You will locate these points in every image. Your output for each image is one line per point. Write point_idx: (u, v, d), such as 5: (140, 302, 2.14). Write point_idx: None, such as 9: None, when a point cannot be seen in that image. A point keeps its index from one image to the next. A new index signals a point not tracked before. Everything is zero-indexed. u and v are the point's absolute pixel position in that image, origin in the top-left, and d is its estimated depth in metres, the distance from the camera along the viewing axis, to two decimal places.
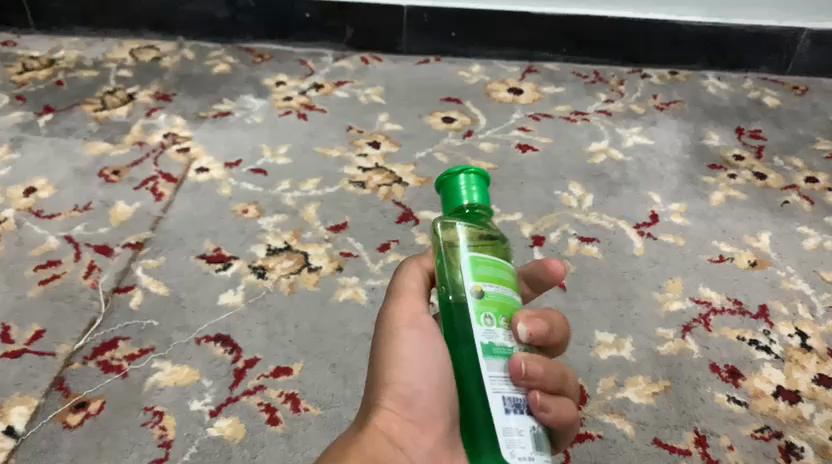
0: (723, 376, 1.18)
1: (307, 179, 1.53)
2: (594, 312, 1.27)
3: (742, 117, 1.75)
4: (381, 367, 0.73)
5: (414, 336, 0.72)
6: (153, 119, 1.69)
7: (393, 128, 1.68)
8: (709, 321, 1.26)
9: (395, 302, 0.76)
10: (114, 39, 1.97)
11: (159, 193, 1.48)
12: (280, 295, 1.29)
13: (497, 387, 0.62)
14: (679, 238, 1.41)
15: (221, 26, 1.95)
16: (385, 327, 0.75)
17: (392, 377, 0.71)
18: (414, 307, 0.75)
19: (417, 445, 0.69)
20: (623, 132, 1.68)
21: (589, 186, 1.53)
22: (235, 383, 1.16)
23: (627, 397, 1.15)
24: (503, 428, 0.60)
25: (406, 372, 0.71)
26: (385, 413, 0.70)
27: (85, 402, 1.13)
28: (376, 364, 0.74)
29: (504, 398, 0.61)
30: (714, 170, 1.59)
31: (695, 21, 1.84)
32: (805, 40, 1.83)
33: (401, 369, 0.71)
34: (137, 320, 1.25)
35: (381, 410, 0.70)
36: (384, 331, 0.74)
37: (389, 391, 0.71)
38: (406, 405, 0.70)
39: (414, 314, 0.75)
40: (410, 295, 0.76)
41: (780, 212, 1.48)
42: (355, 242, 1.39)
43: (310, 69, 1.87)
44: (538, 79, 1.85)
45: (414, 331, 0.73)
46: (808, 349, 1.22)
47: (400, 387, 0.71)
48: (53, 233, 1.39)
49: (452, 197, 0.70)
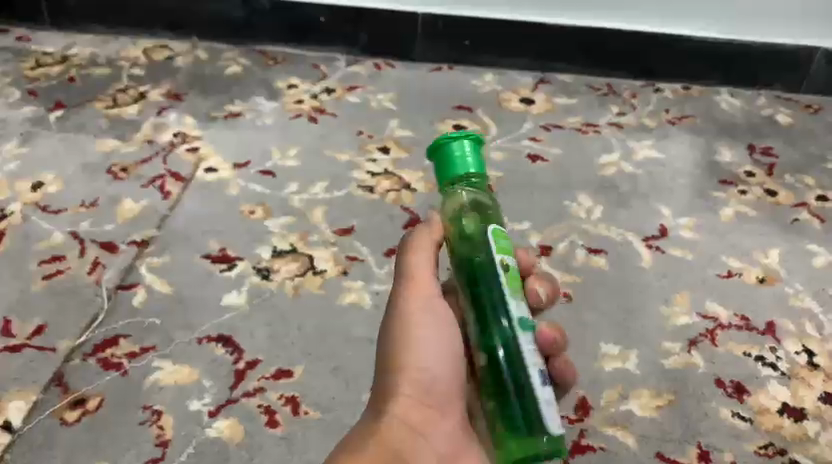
0: (728, 392, 1.17)
1: (315, 182, 1.52)
2: (600, 324, 1.25)
3: (754, 133, 1.74)
4: (397, 353, 0.75)
5: (430, 322, 0.75)
6: (163, 118, 1.69)
7: (403, 133, 1.68)
8: (715, 336, 1.24)
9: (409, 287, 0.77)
10: (128, 38, 1.98)
11: (167, 191, 1.48)
12: (284, 297, 1.28)
13: (534, 361, 0.69)
14: (688, 252, 1.40)
15: (236, 28, 1.95)
16: (400, 312, 0.76)
17: (408, 363, 0.75)
18: (427, 293, 0.77)
19: (434, 424, 0.75)
20: (634, 145, 1.67)
21: (598, 198, 1.52)
22: (235, 384, 1.16)
23: (630, 410, 1.14)
24: (544, 400, 0.68)
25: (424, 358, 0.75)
26: (403, 400, 0.74)
27: (83, 399, 1.12)
28: (390, 348, 0.76)
29: (541, 372, 0.69)
30: (724, 185, 1.57)
31: (710, 37, 1.83)
32: (820, 59, 1.83)
33: (418, 353, 0.75)
34: (140, 318, 1.24)
35: (400, 397, 0.74)
36: (398, 316, 0.76)
37: (408, 375, 0.74)
38: (424, 391, 0.74)
39: (429, 300, 0.76)
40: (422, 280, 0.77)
41: (791, 229, 1.47)
42: (361, 246, 1.39)
43: (323, 73, 1.87)
44: (550, 89, 1.85)
45: (431, 317, 0.76)
46: (815, 366, 1.21)
47: (417, 373, 0.75)
48: (59, 227, 1.39)
49: (446, 165, 0.74)
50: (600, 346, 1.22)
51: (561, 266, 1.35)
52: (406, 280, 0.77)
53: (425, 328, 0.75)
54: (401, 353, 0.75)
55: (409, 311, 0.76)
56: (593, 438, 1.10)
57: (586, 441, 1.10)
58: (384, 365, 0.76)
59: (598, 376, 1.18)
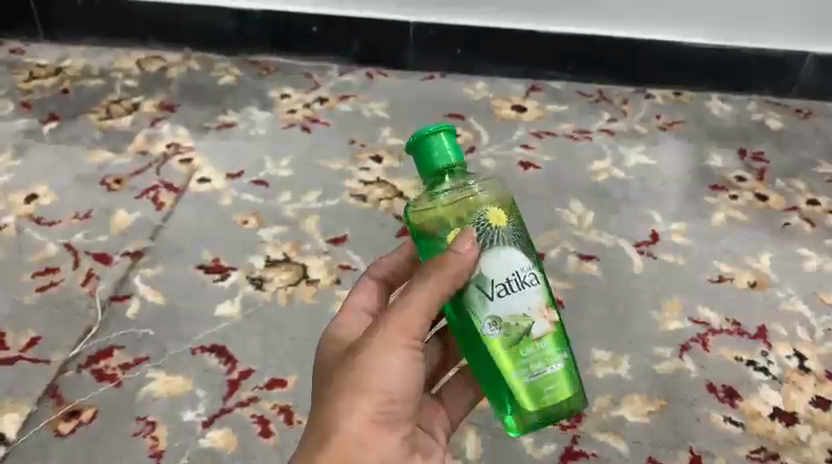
0: (720, 396, 1.17)
1: (308, 192, 1.53)
2: (592, 330, 1.26)
3: (744, 138, 1.75)
4: (362, 374, 0.68)
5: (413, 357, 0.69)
6: (156, 129, 1.70)
7: (396, 142, 1.69)
8: (707, 341, 1.25)
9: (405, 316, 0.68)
10: (122, 49, 1.99)
11: (160, 202, 1.49)
12: (277, 306, 1.29)
13: None
14: (679, 258, 1.41)
15: (229, 39, 1.96)
16: (388, 337, 0.68)
17: (379, 388, 0.68)
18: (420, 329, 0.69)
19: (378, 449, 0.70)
20: (625, 151, 1.68)
21: (590, 204, 1.53)
22: (229, 394, 1.16)
23: (623, 416, 1.14)
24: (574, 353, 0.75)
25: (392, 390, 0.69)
26: (363, 421, 0.68)
27: (77, 411, 1.13)
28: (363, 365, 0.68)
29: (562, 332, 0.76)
30: (715, 190, 1.58)
31: (700, 43, 1.84)
32: (809, 64, 1.83)
33: (386, 383, 0.68)
34: (134, 329, 1.24)
35: (360, 416, 0.68)
36: (385, 340, 0.68)
37: (370, 400, 0.68)
38: (383, 417, 0.69)
39: (413, 334, 0.69)
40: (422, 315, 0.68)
41: (781, 233, 1.48)
42: (354, 254, 1.39)
43: (315, 83, 1.88)
44: (541, 97, 1.86)
45: (410, 352, 0.69)
46: (806, 370, 1.21)
47: (384, 400, 0.68)
48: (53, 239, 1.40)
49: (427, 159, 0.70)
50: (592, 352, 1.23)
51: (553, 273, 1.36)
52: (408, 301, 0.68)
53: (402, 362, 0.68)
54: (365, 375, 0.68)
55: (390, 339, 0.68)
56: (586, 444, 1.11)
57: (578, 448, 1.10)
58: (344, 384, 0.68)
59: (590, 382, 1.18)
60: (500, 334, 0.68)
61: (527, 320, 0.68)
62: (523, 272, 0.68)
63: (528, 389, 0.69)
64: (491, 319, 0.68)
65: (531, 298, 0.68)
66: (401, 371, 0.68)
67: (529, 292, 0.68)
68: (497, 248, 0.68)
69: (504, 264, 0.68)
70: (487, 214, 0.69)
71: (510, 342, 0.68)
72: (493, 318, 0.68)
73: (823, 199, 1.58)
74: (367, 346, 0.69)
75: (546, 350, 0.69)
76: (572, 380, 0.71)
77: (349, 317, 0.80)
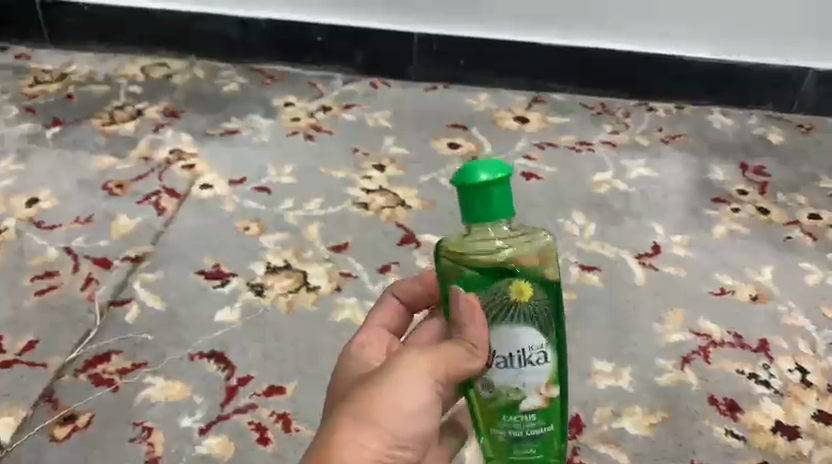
0: (721, 409, 1.16)
1: (311, 199, 1.53)
2: (593, 342, 1.25)
3: (747, 152, 1.75)
4: (377, 405, 0.64)
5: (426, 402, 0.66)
6: (159, 135, 1.70)
7: (398, 150, 1.69)
8: (709, 354, 1.24)
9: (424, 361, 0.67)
10: (126, 56, 1.99)
11: (162, 207, 1.49)
12: (276, 313, 1.28)
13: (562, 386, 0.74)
14: (680, 270, 1.40)
15: (233, 47, 1.97)
16: (405, 375, 0.66)
17: (388, 426, 0.64)
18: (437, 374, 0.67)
19: None
20: (628, 164, 1.68)
21: (592, 215, 1.53)
22: (226, 401, 1.15)
23: (623, 427, 1.13)
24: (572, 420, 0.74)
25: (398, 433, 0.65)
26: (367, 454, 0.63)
27: (73, 415, 1.12)
28: (378, 398, 0.64)
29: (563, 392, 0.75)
30: (717, 203, 1.58)
31: (703, 57, 1.85)
32: (812, 79, 1.84)
33: (394, 424, 0.64)
34: (132, 334, 1.24)
35: (366, 448, 0.63)
36: (402, 378, 0.66)
37: (378, 436, 0.63)
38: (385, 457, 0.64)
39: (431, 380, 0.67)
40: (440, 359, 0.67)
41: (783, 247, 1.47)
42: (355, 262, 1.39)
43: (319, 91, 1.89)
44: (544, 108, 1.86)
45: (425, 396, 0.66)
46: (808, 384, 1.20)
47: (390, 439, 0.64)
48: (54, 243, 1.39)
49: (486, 200, 0.64)
50: (593, 363, 1.22)
51: None
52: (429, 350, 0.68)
53: (415, 406, 0.65)
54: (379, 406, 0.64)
55: (411, 379, 0.66)
56: (586, 455, 1.10)
57: (578, 459, 1.09)
58: (355, 408, 0.64)
59: (590, 393, 1.17)
60: (491, 397, 0.69)
61: (519, 394, 0.68)
62: (530, 351, 0.67)
63: (507, 448, 0.71)
64: (485, 382, 0.69)
65: (529, 375, 0.68)
66: (412, 412, 0.65)
67: (530, 369, 0.68)
68: (510, 321, 0.67)
69: (511, 338, 0.67)
70: (511, 289, 0.67)
71: (498, 407, 0.69)
72: (486, 381, 0.69)
73: (825, 213, 1.57)
74: (390, 377, 0.66)
75: (532, 422, 0.70)
76: (554, 452, 0.72)
77: (369, 335, 0.77)
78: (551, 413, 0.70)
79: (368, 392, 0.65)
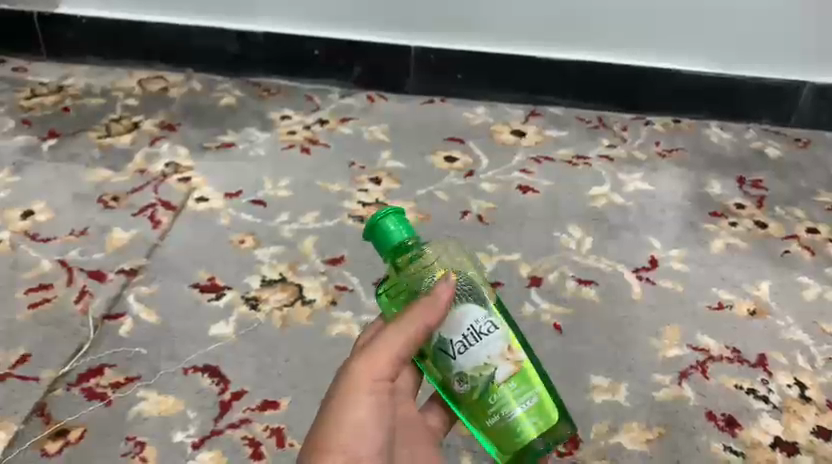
0: (719, 425, 1.15)
1: (306, 213, 1.53)
2: (590, 356, 1.24)
3: (743, 166, 1.75)
4: (329, 430, 0.69)
5: (372, 401, 0.71)
6: (156, 148, 1.70)
7: (395, 164, 1.69)
8: (706, 369, 1.23)
9: (361, 363, 0.72)
10: (124, 69, 2.00)
11: (157, 220, 1.48)
12: (271, 327, 1.27)
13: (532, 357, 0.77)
14: (678, 284, 1.40)
15: (231, 60, 1.97)
16: (346, 386, 0.71)
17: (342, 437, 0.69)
18: (378, 373, 0.71)
19: None
20: (624, 178, 1.68)
21: (589, 230, 1.52)
22: (220, 415, 1.14)
23: (620, 443, 1.12)
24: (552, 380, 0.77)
25: (361, 441, 0.69)
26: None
27: (65, 430, 1.11)
28: (328, 417, 0.70)
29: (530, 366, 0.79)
30: (714, 217, 1.58)
31: (699, 71, 1.86)
32: (808, 94, 1.84)
33: (355, 434, 0.70)
34: (126, 347, 1.23)
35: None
36: (344, 389, 0.71)
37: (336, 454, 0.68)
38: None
39: (374, 378, 0.71)
40: (377, 357, 0.71)
41: (781, 261, 1.47)
42: (351, 276, 1.38)
43: (316, 105, 1.89)
44: (541, 122, 1.87)
45: (372, 397, 0.71)
46: (807, 400, 1.19)
47: (349, 448, 0.69)
48: (48, 256, 1.39)
49: (384, 236, 0.72)
50: (590, 377, 1.21)
51: (551, 298, 1.35)
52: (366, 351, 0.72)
53: (368, 408, 0.71)
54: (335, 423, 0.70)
55: (355, 386, 0.71)
56: None
57: None
58: (314, 436, 0.69)
59: (588, 408, 1.16)
60: (469, 387, 0.72)
61: (490, 368, 0.71)
62: (478, 324, 0.71)
63: (508, 428, 0.73)
64: (458, 376, 0.72)
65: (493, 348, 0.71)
66: (360, 414, 0.71)
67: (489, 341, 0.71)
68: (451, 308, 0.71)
69: (458, 320, 0.71)
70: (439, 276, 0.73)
71: (479, 393, 0.72)
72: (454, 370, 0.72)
73: (822, 227, 1.57)
74: (334, 398, 0.71)
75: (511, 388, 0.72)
76: (547, 412, 0.74)
77: None
78: (522, 373, 0.72)
79: (324, 423, 0.70)
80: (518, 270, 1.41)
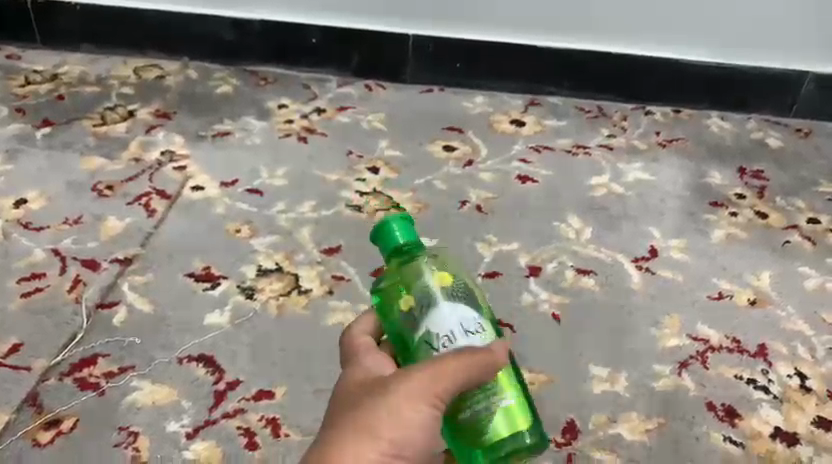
0: (719, 415, 1.13)
1: (303, 202, 1.51)
2: (589, 346, 1.23)
3: (744, 156, 1.74)
4: (376, 420, 0.59)
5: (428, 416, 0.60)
6: (151, 137, 1.69)
7: (393, 153, 1.67)
8: (706, 359, 1.22)
9: (431, 370, 0.60)
10: (119, 57, 1.97)
11: (152, 209, 1.46)
12: (267, 317, 1.26)
13: None
14: (678, 274, 1.38)
15: (227, 48, 1.95)
16: (409, 387, 0.60)
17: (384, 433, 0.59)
18: (446, 389, 0.60)
19: None
20: (624, 167, 1.67)
21: (588, 219, 1.51)
22: (215, 405, 1.13)
23: (619, 433, 1.10)
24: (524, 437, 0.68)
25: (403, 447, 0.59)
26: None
27: (57, 420, 1.09)
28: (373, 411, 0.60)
29: None
30: (715, 207, 1.57)
31: (701, 60, 1.84)
32: (811, 83, 1.83)
33: (399, 432, 0.59)
34: (119, 337, 1.21)
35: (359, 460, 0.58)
36: (406, 390, 0.60)
37: (375, 447, 0.58)
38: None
39: (440, 397, 0.60)
40: (448, 374, 0.60)
41: (781, 252, 1.46)
42: (347, 266, 1.37)
43: (314, 93, 1.87)
44: (541, 112, 1.85)
45: (430, 411, 0.60)
46: (807, 390, 1.18)
47: (386, 446, 0.59)
48: (41, 245, 1.37)
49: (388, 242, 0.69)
50: (589, 367, 1.19)
51: (549, 288, 1.34)
52: (437, 361, 0.61)
53: (419, 423, 0.60)
54: (378, 419, 0.59)
55: (412, 395, 0.60)
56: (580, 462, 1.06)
57: None
58: (356, 414, 0.60)
59: (586, 398, 1.15)
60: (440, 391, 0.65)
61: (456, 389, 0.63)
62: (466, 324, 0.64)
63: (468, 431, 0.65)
64: None
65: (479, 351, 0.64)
66: (407, 421, 0.59)
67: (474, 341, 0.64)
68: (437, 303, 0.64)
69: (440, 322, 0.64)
70: (434, 276, 0.66)
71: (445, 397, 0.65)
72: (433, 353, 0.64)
73: (824, 218, 1.56)
74: (391, 393, 0.60)
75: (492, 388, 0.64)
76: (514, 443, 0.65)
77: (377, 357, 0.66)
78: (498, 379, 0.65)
79: (371, 409, 0.60)
80: (516, 260, 1.40)
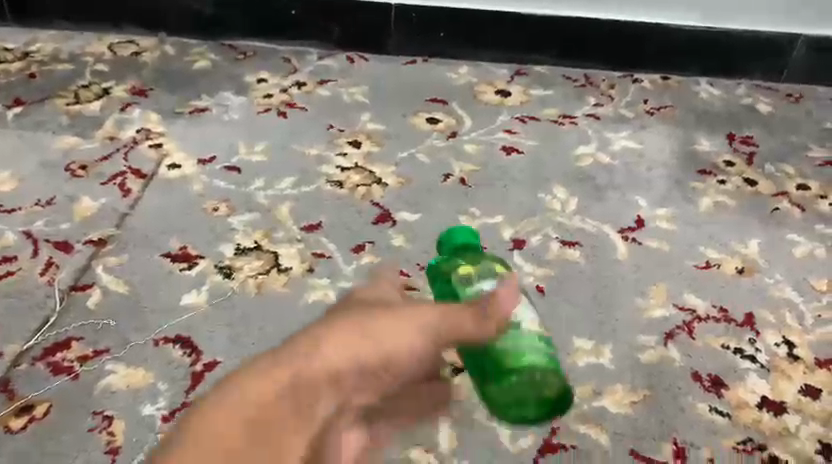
0: (705, 385, 1.11)
1: (282, 178, 1.48)
2: (574, 319, 1.21)
3: (733, 122, 1.70)
4: (375, 321, 0.53)
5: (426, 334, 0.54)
6: (126, 114, 1.64)
7: (374, 127, 1.64)
8: (693, 329, 1.20)
9: (442, 307, 0.57)
10: (93, 33, 1.92)
11: (127, 189, 1.43)
12: (245, 296, 1.23)
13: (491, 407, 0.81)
14: (664, 244, 1.36)
15: (204, 22, 1.90)
16: (417, 309, 0.56)
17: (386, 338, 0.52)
18: (450, 319, 0.56)
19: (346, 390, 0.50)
20: (611, 136, 1.64)
21: (574, 190, 1.48)
22: (191, 387, 1.10)
23: (604, 406, 1.08)
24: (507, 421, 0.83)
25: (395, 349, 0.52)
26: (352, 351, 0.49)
27: (30, 405, 1.07)
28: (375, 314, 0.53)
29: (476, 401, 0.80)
30: (703, 175, 1.54)
31: (690, 25, 1.80)
32: (802, 46, 1.79)
33: (400, 341, 0.52)
34: (94, 320, 1.19)
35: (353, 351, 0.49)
36: (410, 310, 0.55)
37: (367, 340, 0.51)
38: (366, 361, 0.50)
39: (447, 336, 0.56)
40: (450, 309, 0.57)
41: (770, 219, 1.43)
42: (328, 242, 1.34)
43: (294, 67, 1.82)
44: (526, 81, 1.81)
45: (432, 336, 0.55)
46: (795, 358, 1.16)
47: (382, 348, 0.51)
48: (12, 227, 1.34)
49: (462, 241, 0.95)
50: (573, 339, 1.17)
51: (534, 260, 1.31)
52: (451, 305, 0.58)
53: (419, 337, 0.54)
54: (373, 322, 0.53)
55: (423, 319, 0.55)
56: (565, 436, 1.04)
57: (557, 440, 1.03)
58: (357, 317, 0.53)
59: (571, 371, 1.12)
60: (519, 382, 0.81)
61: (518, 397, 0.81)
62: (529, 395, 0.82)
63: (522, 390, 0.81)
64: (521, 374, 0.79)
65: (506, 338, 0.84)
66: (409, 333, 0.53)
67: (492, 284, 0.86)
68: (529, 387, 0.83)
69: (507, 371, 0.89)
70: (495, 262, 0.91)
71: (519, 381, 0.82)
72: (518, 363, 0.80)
73: (814, 183, 1.53)
74: (397, 310, 0.55)
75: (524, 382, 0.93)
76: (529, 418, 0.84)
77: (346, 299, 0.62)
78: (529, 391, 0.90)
79: (373, 313, 0.54)
80: (500, 233, 1.37)
